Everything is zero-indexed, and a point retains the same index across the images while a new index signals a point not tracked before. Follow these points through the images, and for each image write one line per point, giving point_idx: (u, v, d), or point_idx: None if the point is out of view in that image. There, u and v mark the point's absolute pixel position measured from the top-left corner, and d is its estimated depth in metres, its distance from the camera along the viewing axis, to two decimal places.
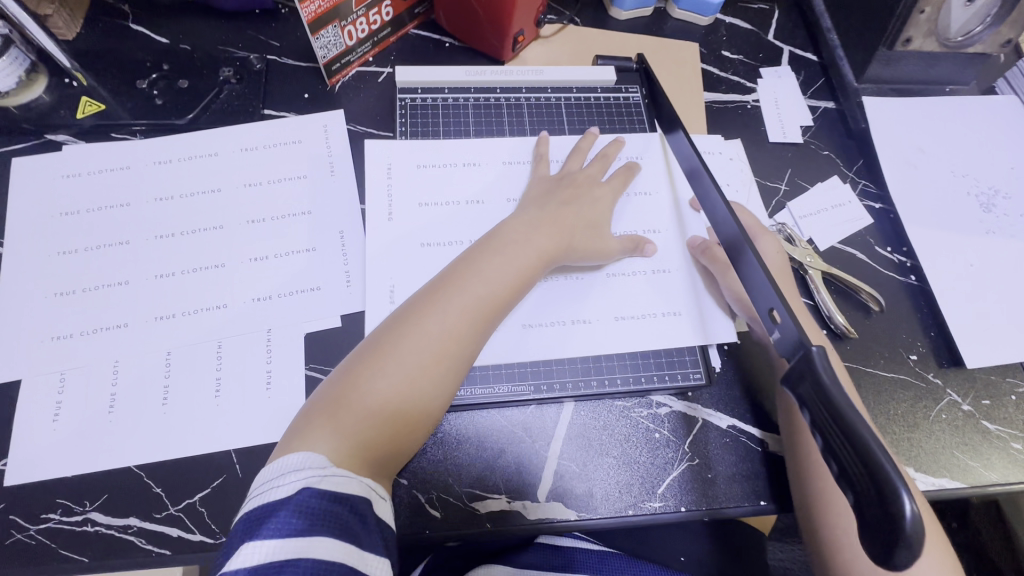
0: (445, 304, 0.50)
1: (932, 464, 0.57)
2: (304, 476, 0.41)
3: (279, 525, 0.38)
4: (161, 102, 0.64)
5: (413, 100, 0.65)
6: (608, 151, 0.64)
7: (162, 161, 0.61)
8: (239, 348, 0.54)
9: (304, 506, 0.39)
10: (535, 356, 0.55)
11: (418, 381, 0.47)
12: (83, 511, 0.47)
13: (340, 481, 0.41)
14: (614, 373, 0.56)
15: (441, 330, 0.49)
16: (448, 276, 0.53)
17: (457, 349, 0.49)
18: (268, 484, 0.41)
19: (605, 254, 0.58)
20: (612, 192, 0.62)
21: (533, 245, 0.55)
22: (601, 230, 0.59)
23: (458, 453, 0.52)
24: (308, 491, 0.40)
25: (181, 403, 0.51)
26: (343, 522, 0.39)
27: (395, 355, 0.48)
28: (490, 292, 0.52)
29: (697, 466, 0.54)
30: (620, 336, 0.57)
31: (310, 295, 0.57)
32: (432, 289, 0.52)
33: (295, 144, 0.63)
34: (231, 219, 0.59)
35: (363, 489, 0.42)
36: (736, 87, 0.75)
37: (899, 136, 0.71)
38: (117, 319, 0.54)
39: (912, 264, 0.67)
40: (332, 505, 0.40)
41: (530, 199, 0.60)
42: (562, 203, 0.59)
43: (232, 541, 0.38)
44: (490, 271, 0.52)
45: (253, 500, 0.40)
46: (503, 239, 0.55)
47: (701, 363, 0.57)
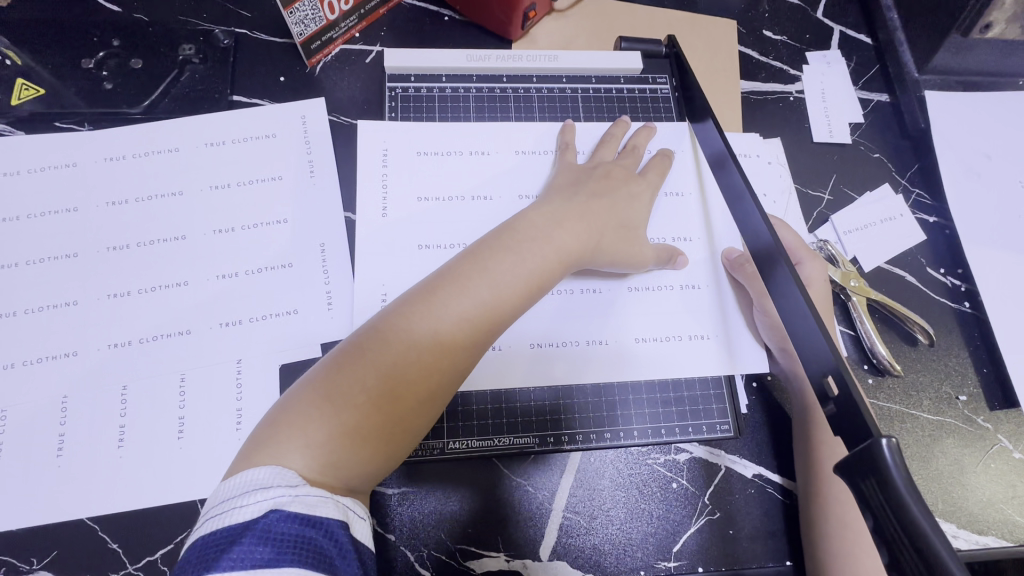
0: (449, 305, 0.42)
1: (976, 520, 0.52)
2: (270, 495, 0.34)
3: (241, 556, 0.31)
4: (111, 85, 0.55)
5: (405, 90, 0.56)
6: (638, 141, 0.55)
7: (114, 158, 0.53)
8: (204, 381, 0.48)
9: (271, 532, 0.32)
10: (544, 403, 0.49)
11: (403, 397, 0.39)
12: (31, 569, 0.43)
13: (314, 503, 0.34)
14: (630, 416, 0.50)
15: (441, 336, 0.41)
16: (455, 268, 0.44)
17: (454, 359, 0.41)
18: (230, 503, 0.34)
19: (634, 262, 0.50)
20: (647, 186, 0.54)
21: (554, 240, 0.46)
22: (633, 233, 0.51)
23: (452, 506, 0.47)
24: (276, 513, 0.33)
25: (138, 446, 0.45)
26: (318, 551, 0.33)
27: (385, 360, 0.40)
28: (500, 294, 0.43)
29: (717, 521, 0.48)
30: (643, 358, 0.50)
31: (285, 320, 0.50)
32: (435, 283, 0.43)
33: (268, 138, 0.55)
34: (194, 228, 0.52)
35: (338, 511, 0.35)
36: (778, 76, 0.65)
37: (962, 138, 0.62)
38: (63, 347, 0.47)
39: (967, 289, 0.59)
40: (306, 530, 0.33)
41: (554, 187, 0.51)
42: (590, 195, 0.50)
43: (188, 566, 0.32)
44: (504, 268, 0.44)
45: (211, 522, 0.34)
46: (520, 230, 0.46)
47: (730, 414, 0.51)
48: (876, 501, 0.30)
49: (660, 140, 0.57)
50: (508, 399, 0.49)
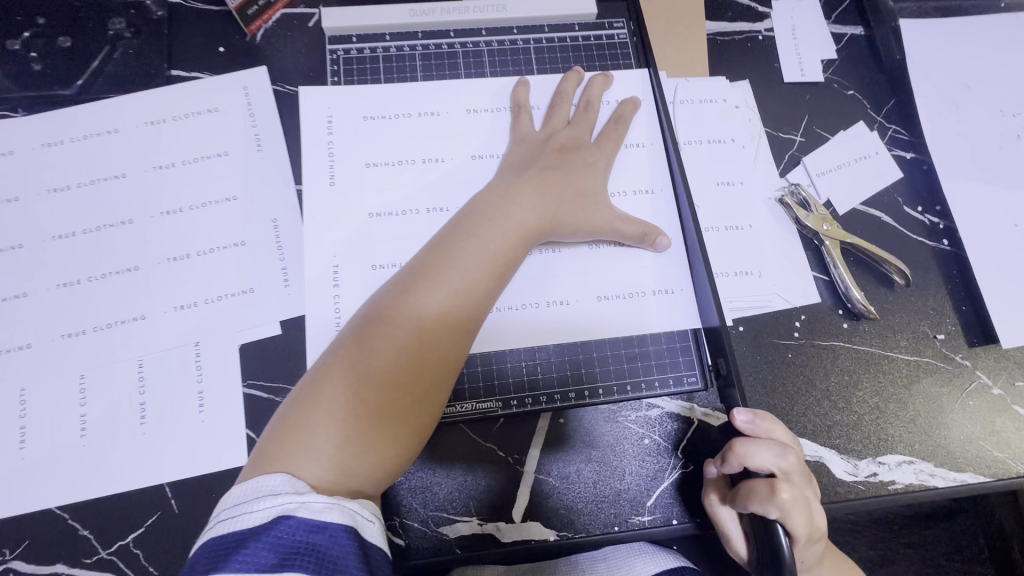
0: (422, 301, 0.41)
1: (955, 458, 0.51)
2: (280, 501, 0.34)
3: (247, 559, 0.31)
4: (40, 66, 0.52)
5: (349, 52, 0.54)
6: (591, 96, 0.53)
7: (52, 143, 0.51)
8: (163, 366, 0.47)
9: (278, 538, 0.32)
10: (506, 367, 0.48)
11: (399, 395, 0.39)
12: (3, 560, 0.43)
13: (321, 509, 0.34)
14: (598, 386, 0.49)
15: (421, 331, 0.40)
16: (421, 265, 0.43)
17: (444, 348, 0.41)
18: (241, 508, 0.34)
19: (595, 225, 0.48)
20: (604, 155, 0.51)
21: (515, 219, 0.45)
22: (591, 196, 0.49)
23: (420, 476, 0.46)
24: (285, 519, 0.33)
25: (102, 434, 0.45)
26: (323, 556, 0.32)
27: (366, 369, 0.39)
28: (473, 281, 0.42)
29: (692, 473, 0.48)
30: (610, 326, 0.49)
31: (241, 299, 0.49)
32: (400, 286, 0.42)
33: (210, 114, 0.53)
34: (142, 210, 0.50)
35: (345, 514, 0.34)
36: (746, 14, 0.62)
37: (938, 68, 0.59)
38: (18, 340, 0.46)
39: (946, 226, 0.57)
40: (312, 538, 0.32)
41: (508, 165, 0.49)
42: (545, 167, 0.48)
43: (194, 567, 0.32)
44: (470, 256, 0.43)
45: (222, 525, 0.33)
46: (478, 215, 0.45)
47: (698, 365, 0.50)
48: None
49: (619, 89, 0.54)
50: (473, 370, 0.48)
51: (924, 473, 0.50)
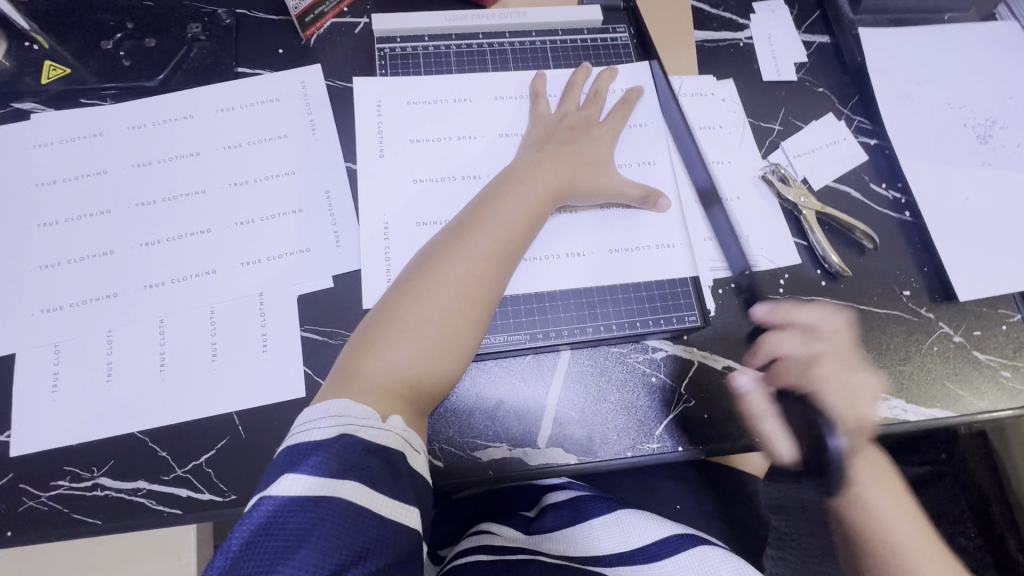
0: (468, 248, 0.49)
1: (922, 396, 0.58)
2: (343, 422, 0.39)
3: (315, 465, 0.37)
4: (129, 63, 0.60)
5: (393, 50, 0.63)
6: (600, 85, 0.62)
7: (136, 126, 0.59)
8: (231, 312, 0.54)
9: (340, 451, 0.38)
10: (530, 309, 0.55)
11: (449, 325, 0.46)
12: (92, 476, 0.48)
13: (375, 433, 0.40)
14: (613, 327, 0.56)
15: (467, 273, 0.48)
16: (463, 221, 0.51)
17: (486, 287, 0.48)
18: (308, 424, 0.40)
19: (607, 188, 0.56)
20: (610, 130, 0.60)
21: (537, 186, 0.53)
22: (603, 167, 0.57)
23: (456, 407, 0.53)
24: (346, 437, 0.39)
25: (178, 370, 0.51)
26: (377, 472, 0.38)
27: (422, 304, 0.46)
28: (508, 232, 0.50)
29: (693, 407, 0.55)
30: (619, 273, 0.57)
31: (299, 257, 0.56)
32: (446, 238, 0.50)
33: (272, 102, 0.61)
34: (213, 182, 0.58)
35: (396, 441, 0.40)
36: (729, 24, 0.72)
37: (894, 69, 0.69)
38: (106, 289, 0.53)
39: (906, 200, 0.66)
40: (367, 456, 0.38)
41: (532, 139, 0.58)
42: (564, 142, 0.57)
43: (271, 470, 0.38)
44: (505, 212, 0.51)
45: (293, 437, 0.40)
46: (504, 185, 0.53)
47: (698, 307, 0.57)
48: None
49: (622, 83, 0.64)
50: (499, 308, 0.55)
51: (896, 408, 0.57)
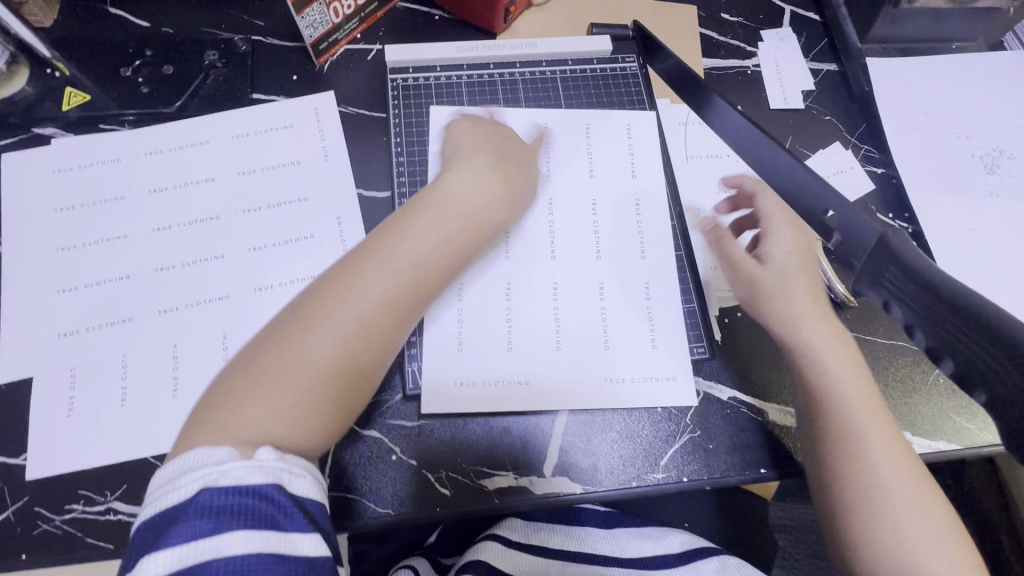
0: (398, 253, 0.47)
1: (928, 428, 0.58)
2: (201, 475, 0.38)
3: (184, 531, 0.36)
4: (147, 89, 0.62)
5: (405, 81, 0.64)
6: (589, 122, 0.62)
7: (152, 151, 0.60)
8: (243, 337, 0.55)
9: (206, 508, 0.36)
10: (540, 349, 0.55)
11: (364, 330, 0.45)
12: (105, 500, 0.49)
13: (243, 474, 0.38)
14: (599, 365, 0.55)
15: (394, 278, 0.46)
16: (393, 223, 0.49)
17: (411, 296, 0.47)
18: (167, 485, 0.38)
19: None
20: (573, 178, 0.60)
21: (460, 215, 0.51)
22: None
23: (463, 435, 0.54)
24: (207, 490, 0.37)
25: (190, 395, 0.52)
26: (253, 516, 0.37)
27: (340, 306, 0.44)
28: (443, 239, 0.49)
29: (698, 437, 0.55)
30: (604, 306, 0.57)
31: (310, 283, 0.57)
32: (374, 239, 0.48)
33: (286, 129, 0.62)
34: (227, 208, 0.59)
35: (268, 475, 0.39)
36: (737, 52, 0.73)
37: (901, 98, 0.70)
38: (122, 314, 0.54)
39: (914, 230, 0.66)
40: (239, 500, 0.37)
41: (490, 160, 0.55)
42: (501, 167, 0.55)
43: (138, 547, 0.37)
44: (440, 220, 0.49)
45: (150, 505, 0.38)
46: (421, 207, 0.50)
47: (704, 337, 0.58)
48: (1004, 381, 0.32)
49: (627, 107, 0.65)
50: (481, 339, 0.55)
51: None
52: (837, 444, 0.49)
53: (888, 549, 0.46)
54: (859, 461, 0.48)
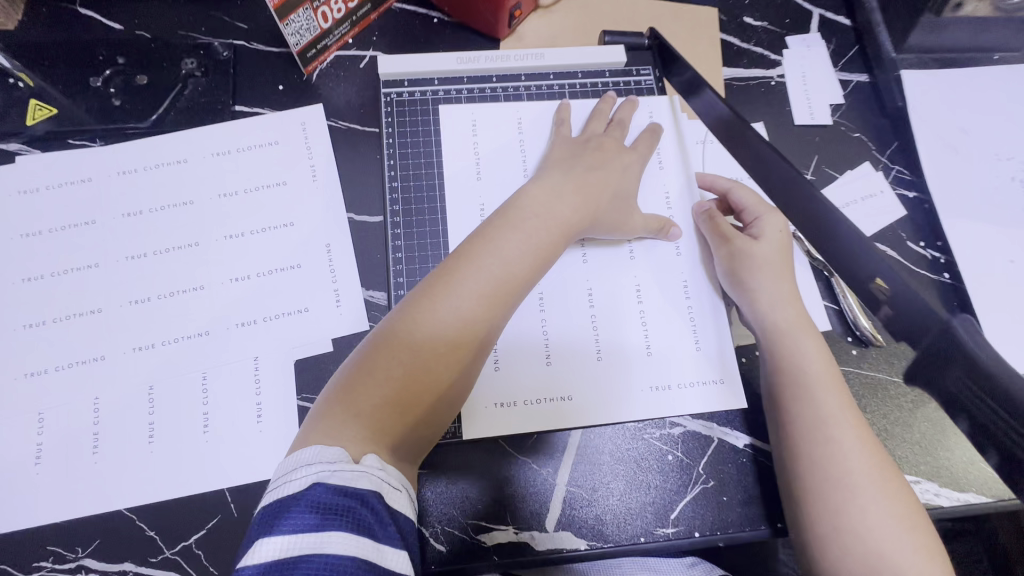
0: (506, 245, 0.47)
1: (957, 478, 0.54)
2: (317, 469, 0.37)
3: (292, 522, 0.34)
4: (119, 102, 0.57)
5: (400, 95, 0.59)
6: (623, 114, 0.59)
7: (126, 171, 0.55)
8: (224, 378, 0.51)
9: (316, 502, 0.35)
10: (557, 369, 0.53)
11: (474, 317, 0.45)
12: (77, 557, 0.46)
13: (350, 477, 0.37)
14: (641, 372, 0.54)
15: (504, 268, 0.47)
16: (499, 217, 0.50)
17: (519, 285, 0.47)
18: (281, 478, 0.38)
19: (626, 229, 0.55)
20: (638, 158, 0.58)
21: (558, 217, 0.50)
22: (628, 203, 0.56)
23: (461, 486, 0.50)
24: (319, 486, 0.36)
25: (168, 441, 0.49)
26: (357, 519, 0.35)
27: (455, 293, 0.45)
28: (551, 233, 0.49)
29: (712, 488, 0.52)
30: (641, 309, 0.56)
31: (296, 317, 0.53)
32: (483, 231, 0.49)
33: (271, 146, 0.57)
34: (207, 234, 0.54)
35: (372, 482, 0.38)
36: (759, 61, 0.67)
37: (938, 115, 0.64)
38: (93, 351, 0.50)
39: (946, 260, 0.61)
40: (347, 501, 0.36)
41: (554, 161, 0.55)
42: (587, 168, 0.54)
43: (250, 537, 0.36)
44: (546, 214, 0.50)
45: (269, 494, 0.38)
46: (523, 209, 0.50)
47: (722, 369, 0.55)
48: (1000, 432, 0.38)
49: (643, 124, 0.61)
50: (519, 350, 0.54)
51: (928, 492, 0.53)
52: (809, 429, 0.48)
53: (858, 536, 0.44)
54: (830, 446, 0.47)
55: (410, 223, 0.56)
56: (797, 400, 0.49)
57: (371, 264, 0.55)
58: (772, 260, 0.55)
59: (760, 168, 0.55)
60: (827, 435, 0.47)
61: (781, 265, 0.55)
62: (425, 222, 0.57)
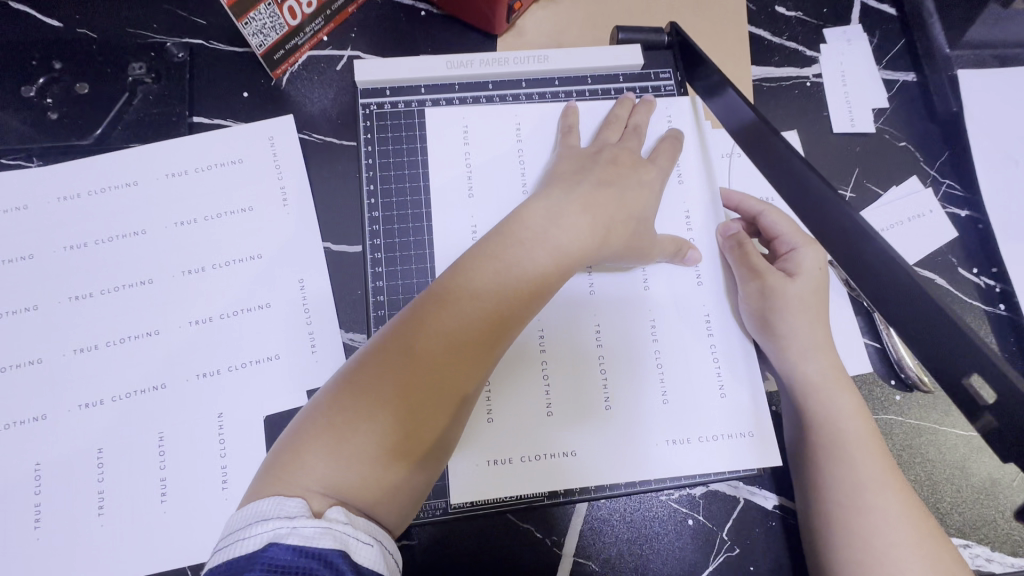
0: (508, 265, 0.40)
1: (1012, 542, 0.48)
2: (272, 527, 0.32)
3: None
4: (56, 115, 0.49)
5: (380, 106, 0.51)
6: (639, 118, 0.51)
7: (67, 196, 0.48)
8: (184, 438, 0.44)
9: (273, 564, 0.31)
10: (562, 421, 0.46)
11: (470, 350, 0.38)
12: None
13: (312, 534, 0.32)
14: (656, 424, 0.46)
15: (504, 292, 0.40)
16: (500, 230, 0.43)
17: (523, 311, 0.40)
18: (233, 536, 0.33)
19: (639, 256, 0.47)
20: (658, 173, 0.49)
21: (555, 240, 0.42)
22: (647, 226, 0.47)
23: (455, 560, 0.45)
24: (277, 546, 0.31)
25: (120, 513, 0.43)
26: None
27: (447, 322, 0.38)
28: (560, 248, 0.42)
29: (736, 557, 0.46)
30: (656, 347, 0.48)
31: (266, 366, 0.46)
32: (481, 246, 0.42)
33: (234, 165, 0.50)
34: (162, 269, 0.48)
35: (336, 540, 0.32)
36: (793, 58, 0.59)
37: (997, 122, 0.56)
38: (33, 410, 0.44)
39: (1002, 290, 0.54)
40: (307, 563, 0.31)
41: (556, 178, 0.47)
42: (598, 183, 0.46)
43: None
44: (554, 228, 0.43)
45: (219, 554, 0.32)
46: (515, 230, 0.42)
47: (753, 421, 0.47)
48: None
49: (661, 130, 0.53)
50: (516, 396, 0.46)
51: (979, 558, 0.48)
52: (847, 503, 0.42)
53: None
54: (878, 521, 0.40)
55: (393, 258, 0.49)
56: (830, 460, 0.43)
57: (350, 302, 0.49)
58: (806, 301, 0.47)
59: (789, 186, 0.45)
60: (859, 503, 0.41)
61: (816, 308, 0.47)
62: (410, 259, 0.49)
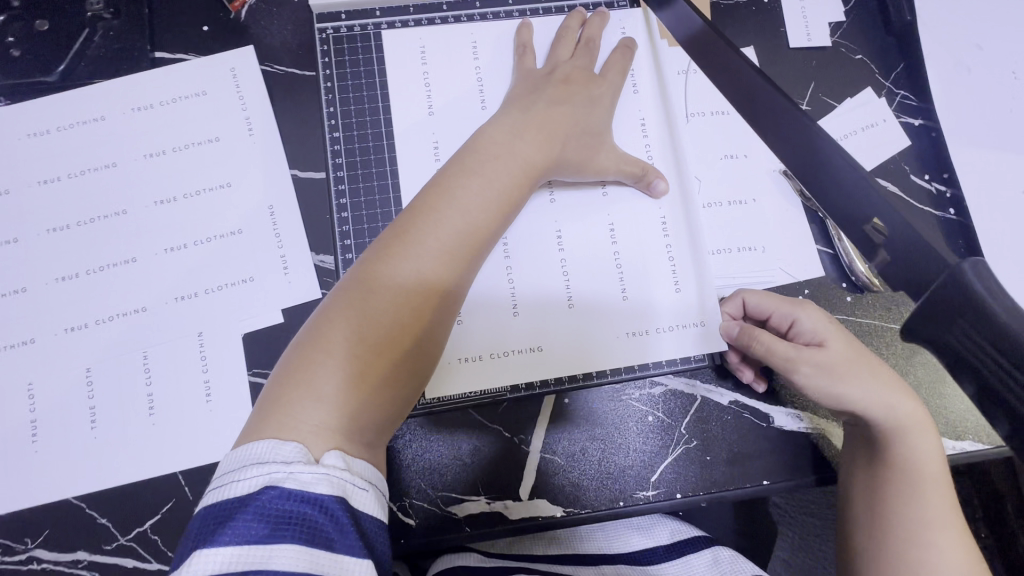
0: (478, 175, 0.42)
1: (954, 428, 0.50)
2: (268, 470, 0.31)
3: (237, 533, 0.29)
4: (19, 52, 0.50)
5: (338, 31, 0.52)
6: (592, 34, 0.52)
7: (36, 133, 0.50)
8: (167, 356, 0.47)
9: (267, 510, 0.30)
10: (526, 325, 0.49)
11: (454, 255, 0.40)
12: (27, 548, 0.44)
13: (309, 480, 0.31)
14: (616, 320, 0.50)
15: (479, 199, 0.41)
16: (466, 149, 0.44)
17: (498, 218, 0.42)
18: (228, 477, 0.32)
19: (596, 169, 0.49)
20: (609, 88, 0.51)
21: (519, 152, 0.44)
22: (602, 141, 0.49)
23: (430, 459, 0.48)
24: (272, 491, 0.31)
25: (111, 426, 0.46)
26: (313, 531, 0.30)
27: (430, 230, 0.39)
28: (522, 160, 0.44)
29: (696, 448, 0.49)
30: (614, 251, 0.51)
31: (241, 288, 0.49)
32: (450, 166, 0.43)
33: (198, 97, 0.51)
34: (134, 200, 0.49)
35: (334, 485, 0.32)
36: None
37: (948, 31, 0.57)
38: (20, 334, 0.46)
39: (952, 194, 0.56)
40: (304, 510, 0.30)
41: (511, 96, 0.49)
42: (550, 102, 0.47)
43: (190, 538, 0.31)
44: (514, 142, 0.44)
45: (213, 494, 0.32)
46: (480, 146, 0.44)
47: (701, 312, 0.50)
48: (994, 378, 0.25)
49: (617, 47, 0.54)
50: (480, 303, 0.49)
51: None
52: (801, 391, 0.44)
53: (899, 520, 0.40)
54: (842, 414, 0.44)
55: (356, 180, 0.51)
56: None
57: (318, 225, 0.50)
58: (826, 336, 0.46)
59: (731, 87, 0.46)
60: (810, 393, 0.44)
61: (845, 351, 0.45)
62: (372, 179, 0.51)
